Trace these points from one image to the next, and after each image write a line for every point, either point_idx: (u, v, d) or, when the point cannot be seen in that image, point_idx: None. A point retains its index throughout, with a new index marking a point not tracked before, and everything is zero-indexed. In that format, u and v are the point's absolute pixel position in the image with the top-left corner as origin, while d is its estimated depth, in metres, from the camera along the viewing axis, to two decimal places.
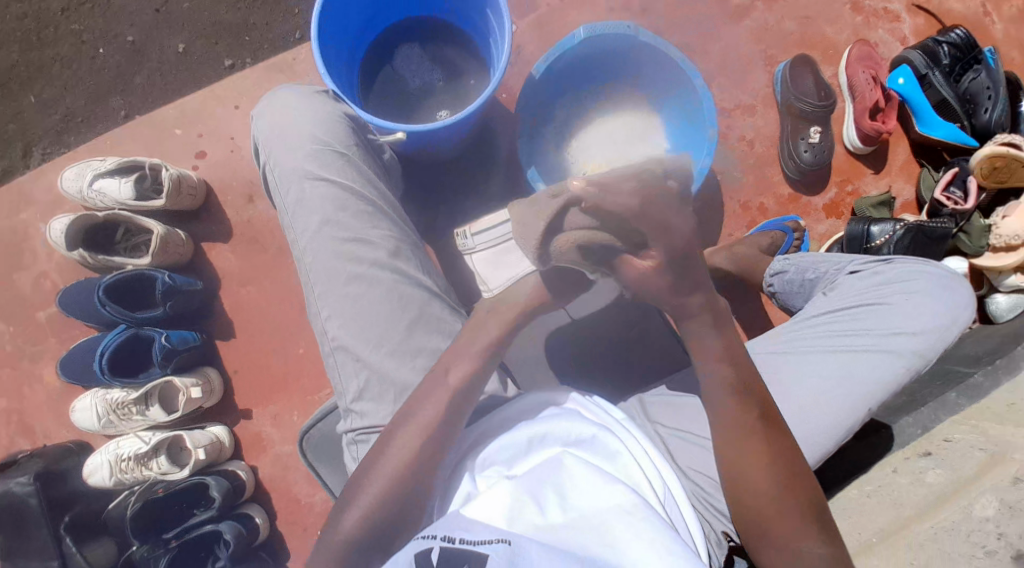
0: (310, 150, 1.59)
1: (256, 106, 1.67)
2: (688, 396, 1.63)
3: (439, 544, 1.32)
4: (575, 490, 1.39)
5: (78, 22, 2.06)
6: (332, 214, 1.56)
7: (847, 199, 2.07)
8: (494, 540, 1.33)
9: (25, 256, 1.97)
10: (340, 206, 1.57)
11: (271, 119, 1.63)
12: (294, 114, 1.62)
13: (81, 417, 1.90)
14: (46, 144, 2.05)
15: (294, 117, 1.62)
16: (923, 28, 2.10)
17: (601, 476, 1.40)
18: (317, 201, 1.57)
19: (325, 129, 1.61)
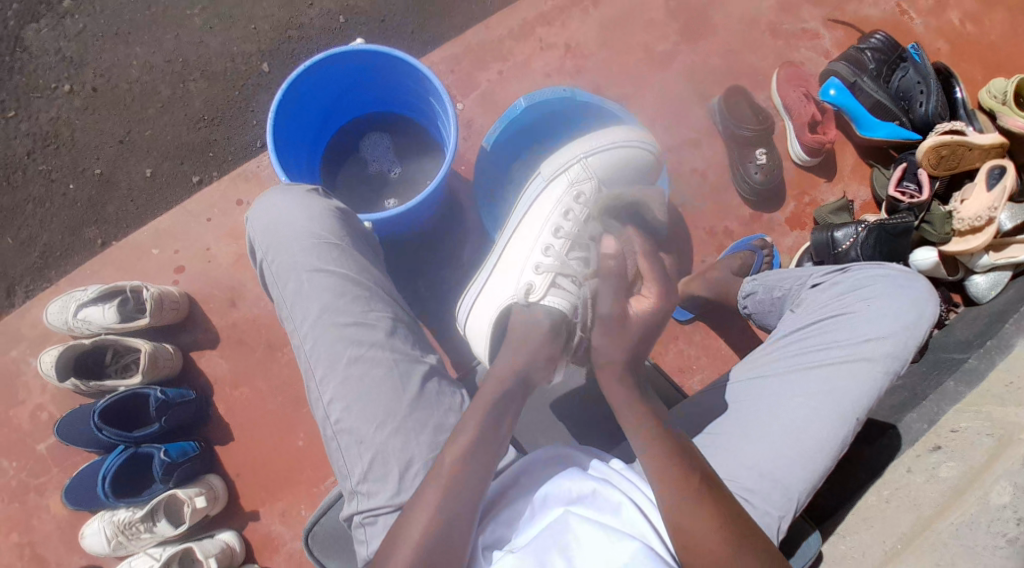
0: (308, 244, 1.62)
1: (250, 207, 1.70)
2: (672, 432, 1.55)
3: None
4: (582, 552, 1.40)
5: (45, 163, 2.16)
6: (331, 301, 1.59)
7: (808, 210, 2.13)
8: None
9: (18, 392, 2.01)
10: (339, 293, 1.60)
11: (265, 217, 1.66)
12: (286, 213, 1.65)
13: (91, 541, 1.90)
14: (29, 282, 2.12)
15: (291, 212, 1.66)
16: (843, 39, 2.20)
17: (605, 533, 1.41)
18: (316, 291, 1.60)
19: (318, 223, 1.65)
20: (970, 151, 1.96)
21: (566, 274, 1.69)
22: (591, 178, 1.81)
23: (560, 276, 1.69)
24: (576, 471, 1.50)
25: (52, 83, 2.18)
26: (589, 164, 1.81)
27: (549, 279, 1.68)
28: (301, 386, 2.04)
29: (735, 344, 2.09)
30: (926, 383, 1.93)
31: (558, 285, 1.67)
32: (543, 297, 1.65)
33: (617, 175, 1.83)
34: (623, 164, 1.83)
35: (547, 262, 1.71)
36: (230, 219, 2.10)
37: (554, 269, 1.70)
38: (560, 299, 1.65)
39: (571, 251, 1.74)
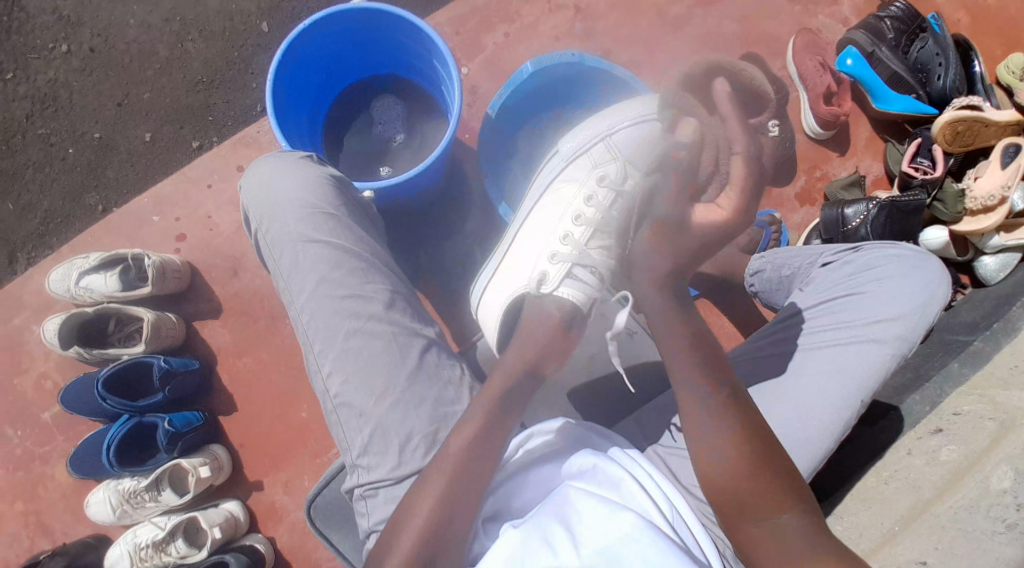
0: (301, 215, 1.61)
1: (244, 177, 1.70)
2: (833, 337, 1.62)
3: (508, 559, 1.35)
4: (584, 527, 1.39)
5: (44, 125, 2.13)
6: (327, 273, 1.59)
7: (818, 185, 2.08)
8: None
9: (22, 360, 2.02)
10: (335, 265, 1.59)
11: (259, 189, 1.66)
12: (278, 182, 1.64)
13: (96, 510, 1.92)
14: (29, 249, 2.11)
15: (285, 182, 1.65)
16: (863, 7, 2.12)
17: (606, 505, 1.41)
18: (311, 262, 1.59)
19: (311, 192, 1.63)
20: (986, 127, 1.91)
21: (584, 264, 1.64)
22: (615, 156, 1.72)
23: (578, 266, 1.63)
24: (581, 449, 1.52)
25: (48, 43, 2.13)
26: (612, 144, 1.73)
27: (564, 269, 1.63)
28: (302, 358, 2.03)
29: (742, 320, 2.07)
30: (930, 364, 1.93)
31: (574, 275, 1.62)
32: (556, 289, 1.61)
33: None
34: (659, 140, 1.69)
35: (563, 251, 1.65)
36: (232, 187, 2.07)
37: (571, 260, 1.64)
38: (574, 288, 1.61)
39: (593, 240, 1.67)
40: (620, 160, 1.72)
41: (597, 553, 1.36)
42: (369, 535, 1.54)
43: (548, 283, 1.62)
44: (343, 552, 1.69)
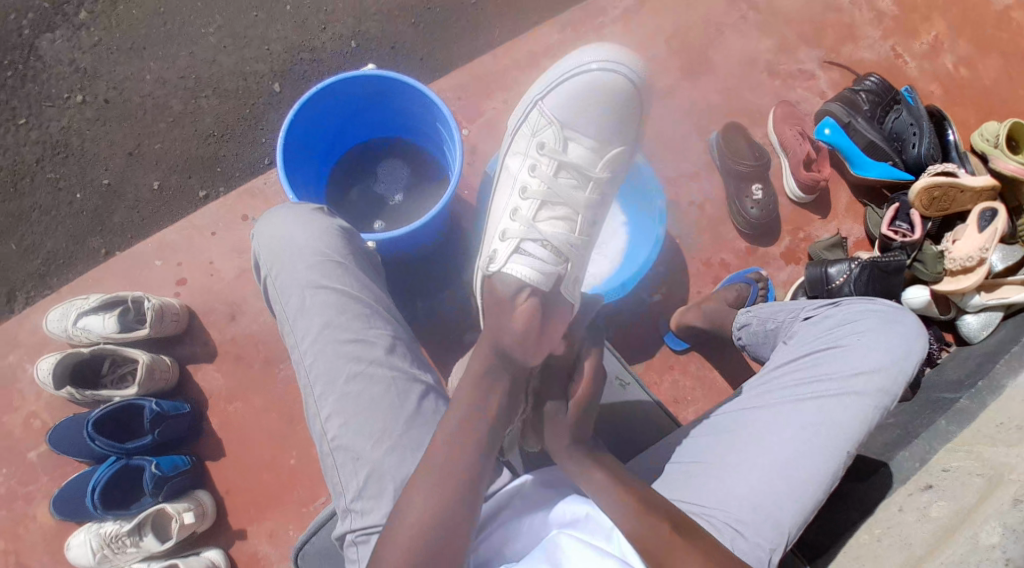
0: (310, 261, 1.63)
1: (255, 225, 1.72)
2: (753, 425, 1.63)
3: None
4: None
5: (54, 171, 2.19)
6: (333, 317, 1.60)
7: (803, 246, 2.15)
8: None
9: (13, 398, 2.02)
10: (341, 310, 1.60)
11: (268, 236, 1.67)
12: (288, 229, 1.66)
13: (77, 553, 1.88)
14: (30, 288, 2.14)
15: (293, 230, 1.66)
16: (839, 80, 2.23)
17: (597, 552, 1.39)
18: (318, 307, 1.60)
19: (319, 239, 1.65)
20: (962, 192, 2.01)
21: (533, 239, 1.67)
22: (551, 123, 1.76)
23: (528, 241, 1.66)
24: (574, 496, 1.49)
25: (64, 93, 2.22)
26: (543, 110, 1.76)
27: (513, 245, 1.65)
28: (294, 404, 2.04)
29: (730, 374, 2.10)
30: (918, 422, 1.93)
31: (524, 250, 1.65)
32: (503, 267, 1.62)
33: (591, 120, 1.75)
34: (599, 94, 1.74)
35: (511, 229, 1.67)
36: (236, 235, 2.12)
37: (520, 234, 1.67)
38: (528, 266, 1.61)
39: (540, 213, 1.72)
40: (555, 124, 1.76)
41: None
42: None
43: (495, 259, 1.64)
44: None
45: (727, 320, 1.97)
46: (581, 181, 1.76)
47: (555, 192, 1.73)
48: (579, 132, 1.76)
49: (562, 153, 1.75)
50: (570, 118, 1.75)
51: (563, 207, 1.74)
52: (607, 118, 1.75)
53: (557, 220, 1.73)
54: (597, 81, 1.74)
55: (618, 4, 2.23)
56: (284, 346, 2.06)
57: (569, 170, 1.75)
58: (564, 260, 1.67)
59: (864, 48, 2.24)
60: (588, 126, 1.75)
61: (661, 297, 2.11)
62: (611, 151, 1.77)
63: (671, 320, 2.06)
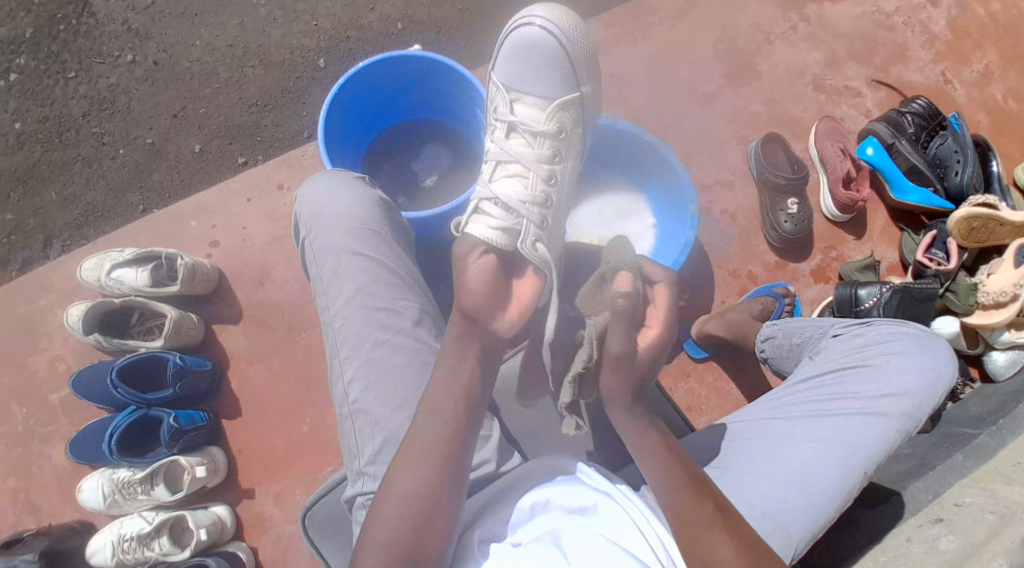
0: (348, 227, 1.65)
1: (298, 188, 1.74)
2: (853, 397, 1.62)
3: None
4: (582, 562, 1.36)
5: (98, 126, 2.21)
6: (366, 284, 1.61)
7: (834, 265, 2.12)
8: None
9: (40, 340, 2.06)
10: (373, 278, 1.62)
11: (311, 199, 1.69)
12: (331, 193, 1.68)
13: (87, 497, 1.90)
14: (66, 237, 2.17)
15: (335, 194, 1.68)
16: (885, 101, 2.19)
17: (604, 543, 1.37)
18: (351, 272, 1.62)
19: (359, 207, 1.67)
20: (1002, 226, 1.97)
21: (487, 199, 1.59)
22: (498, 89, 1.78)
23: (483, 201, 1.58)
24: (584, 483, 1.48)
25: (115, 51, 2.23)
26: (491, 78, 1.79)
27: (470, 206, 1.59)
28: (312, 372, 2.06)
29: (748, 386, 2.08)
30: (934, 454, 1.91)
31: (482, 211, 1.57)
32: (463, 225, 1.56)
33: (534, 75, 1.75)
34: (535, 49, 1.74)
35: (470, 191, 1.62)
36: (269, 203, 2.15)
37: (477, 197, 1.60)
38: (492, 227, 1.50)
39: (495, 174, 1.68)
40: (502, 88, 1.77)
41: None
42: None
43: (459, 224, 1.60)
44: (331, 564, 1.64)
45: (751, 332, 1.95)
46: (530, 141, 1.73)
47: (505, 156, 1.69)
48: (527, 92, 1.76)
49: (509, 115, 1.75)
50: (516, 79, 1.77)
51: (517, 167, 1.68)
52: (546, 66, 1.74)
53: (511, 178, 1.67)
54: (534, 35, 1.74)
55: (667, 6, 2.21)
56: (309, 316, 2.09)
57: (519, 128, 1.74)
58: (519, 215, 1.57)
59: (913, 71, 2.20)
60: (532, 85, 1.76)
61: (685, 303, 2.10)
62: (557, 102, 1.75)
63: (692, 328, 2.05)
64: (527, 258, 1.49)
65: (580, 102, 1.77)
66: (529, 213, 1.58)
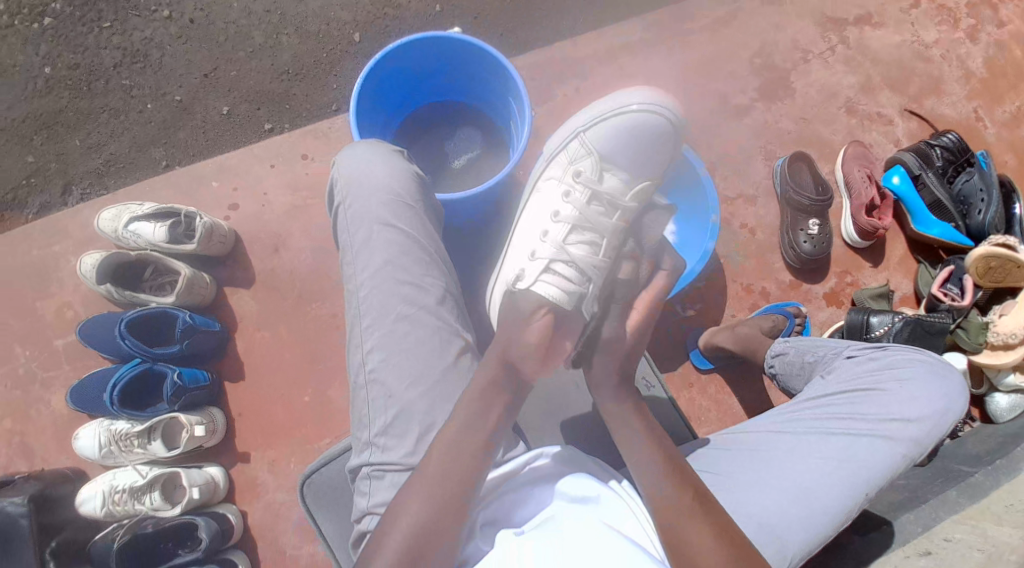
0: (384, 199, 1.65)
1: (336, 154, 1.73)
2: (864, 420, 1.62)
3: None
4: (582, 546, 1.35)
5: (128, 78, 2.20)
6: (396, 257, 1.61)
7: (848, 289, 2.12)
8: None
9: (51, 285, 2.06)
10: (403, 252, 1.62)
11: (350, 166, 1.68)
12: (370, 163, 1.67)
13: (83, 445, 1.91)
14: (86, 185, 2.17)
15: (375, 164, 1.67)
16: (917, 131, 2.18)
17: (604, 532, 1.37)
18: (383, 243, 1.62)
19: (397, 180, 1.67)
20: (1019, 268, 1.96)
21: (560, 260, 1.60)
22: (590, 153, 1.68)
23: (557, 262, 1.59)
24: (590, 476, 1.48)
25: (152, 5, 2.21)
26: (584, 137, 1.68)
27: (540, 267, 1.59)
28: (319, 344, 2.06)
29: (749, 402, 2.08)
30: (929, 488, 1.91)
31: (552, 270, 1.58)
32: (532, 284, 1.57)
33: (631, 155, 1.66)
34: (637, 133, 1.65)
35: (543, 249, 1.62)
36: (291, 171, 2.14)
37: (550, 258, 1.60)
38: (555, 286, 1.56)
39: (570, 237, 1.63)
40: (594, 155, 1.68)
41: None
42: (362, 516, 1.54)
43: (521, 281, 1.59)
44: (326, 532, 1.67)
45: (761, 348, 1.94)
46: (610, 211, 1.65)
47: (583, 224, 1.63)
48: (615, 164, 1.67)
49: (593, 182, 1.66)
50: (613, 150, 1.66)
51: (592, 236, 1.63)
52: (644, 151, 1.66)
53: (583, 245, 1.62)
54: (635, 117, 1.65)
55: (708, 14, 2.20)
56: (320, 287, 2.08)
57: (601, 198, 1.65)
58: (589, 280, 1.58)
59: (946, 105, 2.20)
60: (627, 158, 1.66)
61: (695, 313, 2.10)
62: (643, 182, 1.67)
63: (700, 338, 2.05)
64: (584, 315, 1.54)
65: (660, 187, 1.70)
66: (599, 274, 1.58)
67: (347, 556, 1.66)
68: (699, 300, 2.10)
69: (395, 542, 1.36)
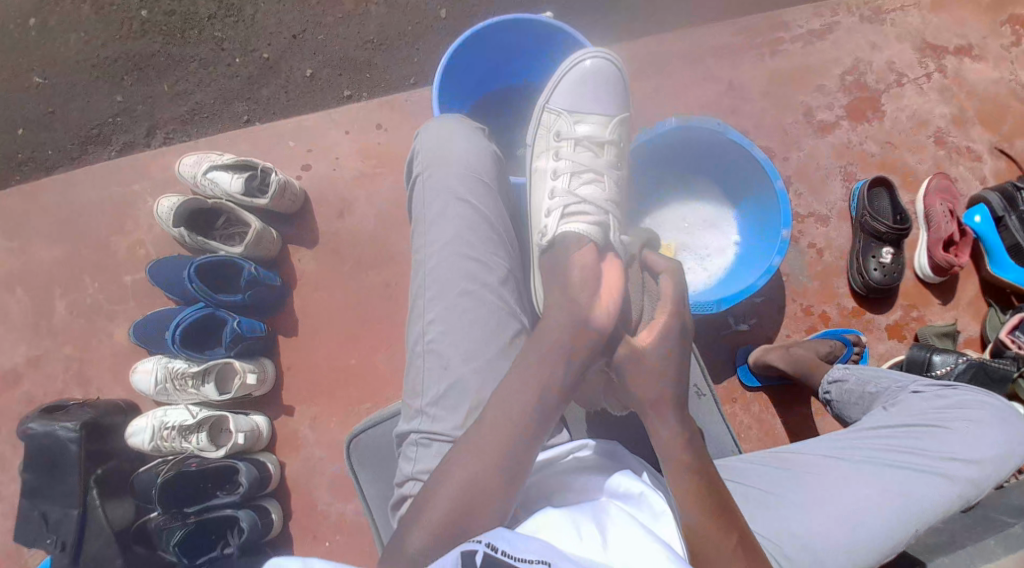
0: (461, 174, 1.67)
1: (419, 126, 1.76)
2: (923, 455, 1.61)
3: (485, 549, 1.28)
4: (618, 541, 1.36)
5: (221, 30, 2.19)
6: (464, 233, 1.63)
7: (912, 323, 2.08)
8: (534, 560, 1.28)
9: (126, 222, 2.12)
10: (473, 227, 1.64)
11: (430, 139, 1.71)
12: (450, 138, 1.70)
13: (138, 379, 1.97)
14: (171, 129, 2.19)
15: (455, 140, 1.70)
16: (1003, 171, 2.13)
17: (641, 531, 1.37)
18: (455, 218, 1.64)
19: (476, 158, 1.69)
20: None
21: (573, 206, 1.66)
22: (557, 110, 1.78)
23: (571, 208, 1.65)
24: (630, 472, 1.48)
25: None
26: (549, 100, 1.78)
27: (560, 217, 1.64)
28: (370, 311, 2.08)
29: (794, 424, 2.06)
30: (968, 534, 1.86)
31: (573, 218, 1.64)
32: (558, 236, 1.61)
33: (591, 95, 1.78)
34: (596, 77, 1.77)
35: (555, 201, 1.67)
36: (365, 138, 2.17)
37: (563, 205, 1.66)
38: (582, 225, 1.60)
39: (574, 184, 1.72)
40: (562, 111, 1.78)
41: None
42: (406, 480, 1.54)
43: (545, 233, 1.63)
44: (365, 493, 1.70)
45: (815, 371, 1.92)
46: (596, 148, 1.76)
47: (581, 165, 1.73)
48: (587, 112, 1.77)
49: (571, 131, 1.76)
50: (575, 101, 1.78)
51: (591, 174, 1.73)
52: (609, 92, 1.78)
53: (588, 185, 1.72)
54: (594, 64, 1.78)
55: (804, 25, 2.16)
56: (380, 255, 2.11)
57: (585, 141, 1.75)
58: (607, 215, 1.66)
59: None
60: (593, 102, 1.78)
61: (749, 328, 2.07)
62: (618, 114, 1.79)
63: (751, 354, 2.02)
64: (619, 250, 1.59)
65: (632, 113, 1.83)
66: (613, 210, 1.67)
67: (382, 519, 1.69)
68: (756, 314, 2.08)
69: (442, 506, 1.37)
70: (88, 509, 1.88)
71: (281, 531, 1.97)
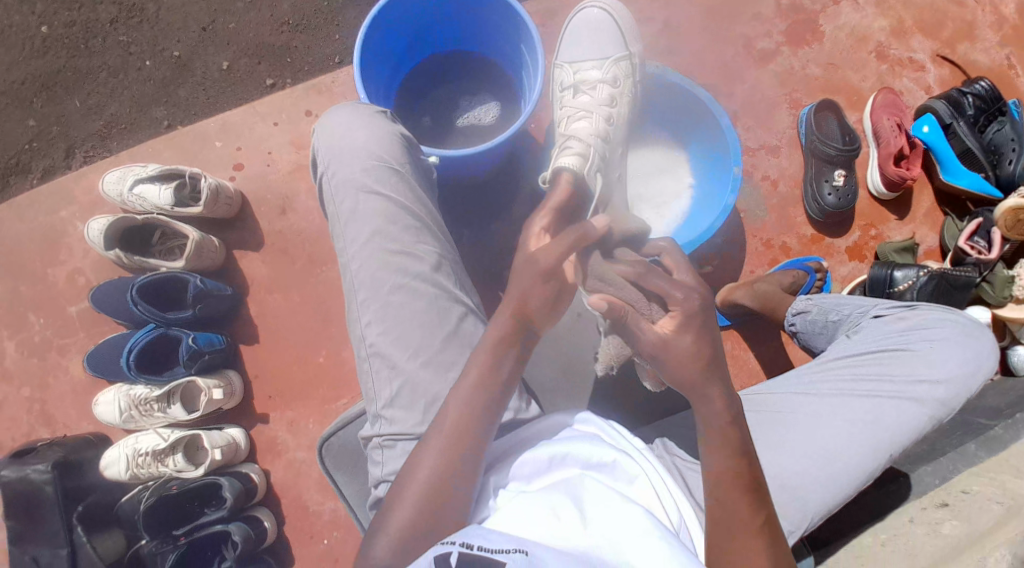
0: (367, 166, 1.60)
1: (318, 119, 1.69)
2: (889, 382, 1.61)
3: (459, 549, 1.28)
4: (597, 514, 1.36)
5: (126, 34, 2.10)
6: (383, 225, 1.58)
7: (871, 243, 2.07)
8: (511, 549, 1.29)
9: (61, 252, 2.05)
10: (391, 219, 1.58)
11: (330, 134, 1.64)
12: (346, 130, 1.63)
13: (103, 410, 1.93)
14: (89, 146, 2.09)
15: (354, 132, 1.63)
16: (948, 78, 2.09)
17: (621, 501, 1.37)
18: (369, 212, 1.58)
19: (379, 146, 1.62)
20: None
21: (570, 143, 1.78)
22: (563, 64, 1.90)
23: (565, 145, 1.78)
24: (601, 441, 1.47)
25: None
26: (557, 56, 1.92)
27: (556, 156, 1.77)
28: (330, 306, 2.04)
29: (766, 359, 2.07)
30: (948, 440, 1.89)
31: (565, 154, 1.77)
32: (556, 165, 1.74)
33: (590, 46, 1.88)
34: (597, 26, 1.88)
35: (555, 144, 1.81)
36: (296, 128, 2.08)
37: (560, 146, 1.80)
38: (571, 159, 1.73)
39: (573, 125, 1.82)
40: (566, 64, 1.90)
41: (607, 551, 1.31)
42: (377, 483, 1.54)
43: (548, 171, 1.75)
44: (345, 494, 1.70)
45: (781, 305, 1.91)
46: (592, 90, 1.84)
47: (582, 110, 1.83)
48: (587, 58, 1.89)
49: (576, 81, 1.87)
50: (578, 51, 1.89)
51: (586, 115, 1.82)
52: (607, 38, 1.87)
53: (580, 124, 1.82)
54: (597, 16, 1.89)
55: None
56: (330, 247, 2.06)
57: (583, 85, 1.85)
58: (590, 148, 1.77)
59: (979, 50, 2.10)
60: (593, 51, 1.88)
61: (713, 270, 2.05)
62: (614, 59, 1.87)
63: (717, 295, 2.01)
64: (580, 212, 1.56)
65: (637, 58, 1.89)
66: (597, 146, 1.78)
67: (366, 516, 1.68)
68: (717, 255, 2.05)
69: (405, 511, 1.36)
70: (76, 548, 1.84)
71: (277, 536, 1.98)
